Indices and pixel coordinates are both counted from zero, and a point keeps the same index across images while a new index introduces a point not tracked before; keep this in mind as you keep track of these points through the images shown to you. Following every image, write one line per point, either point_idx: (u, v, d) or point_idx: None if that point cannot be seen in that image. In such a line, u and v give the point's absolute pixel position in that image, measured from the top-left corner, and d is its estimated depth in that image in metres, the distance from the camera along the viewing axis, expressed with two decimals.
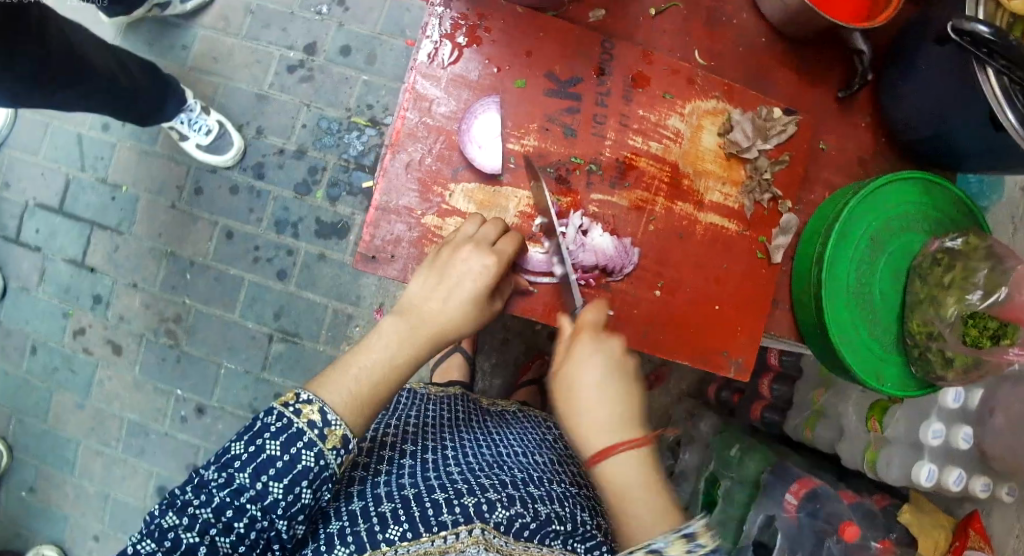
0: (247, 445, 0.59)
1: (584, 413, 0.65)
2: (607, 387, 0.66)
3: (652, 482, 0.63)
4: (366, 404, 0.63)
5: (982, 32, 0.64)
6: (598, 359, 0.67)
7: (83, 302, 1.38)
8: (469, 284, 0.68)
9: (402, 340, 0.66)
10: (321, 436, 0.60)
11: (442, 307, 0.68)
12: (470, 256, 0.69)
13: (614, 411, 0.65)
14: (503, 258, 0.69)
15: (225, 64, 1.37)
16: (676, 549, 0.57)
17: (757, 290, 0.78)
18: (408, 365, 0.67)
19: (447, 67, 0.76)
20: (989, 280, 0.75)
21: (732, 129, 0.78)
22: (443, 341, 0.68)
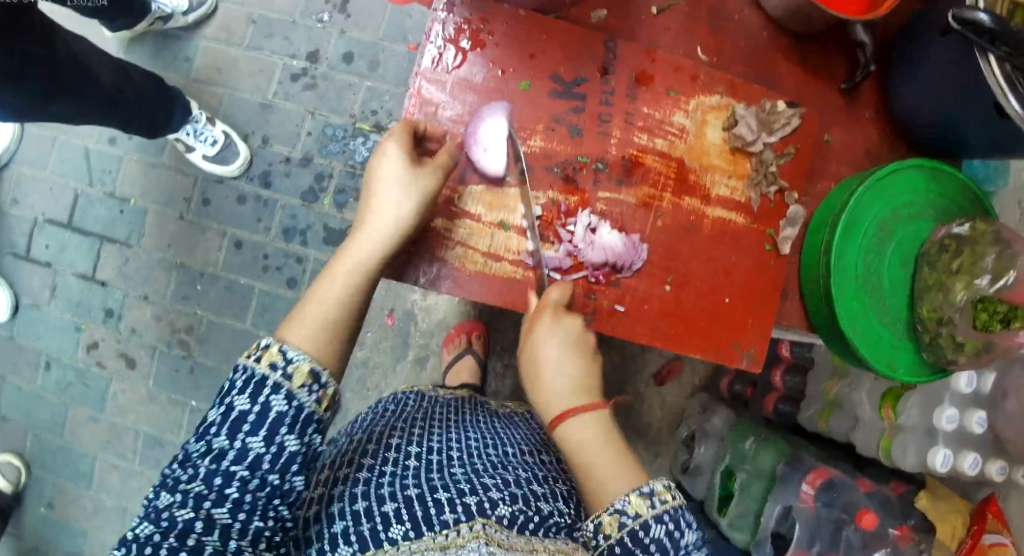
0: (218, 408, 0.58)
1: (544, 385, 0.72)
2: (568, 356, 0.72)
3: (609, 443, 0.71)
4: (327, 330, 0.63)
5: (981, 20, 0.66)
6: (558, 333, 0.72)
7: (95, 316, 1.39)
8: (393, 172, 0.69)
9: (354, 254, 0.68)
10: (288, 376, 0.59)
11: (378, 202, 0.68)
12: (380, 160, 0.69)
13: (570, 382, 0.72)
14: (404, 143, 0.70)
15: (229, 73, 1.38)
16: (637, 503, 0.67)
17: (766, 278, 0.79)
18: (367, 281, 0.68)
19: (453, 71, 0.77)
20: (998, 265, 0.74)
21: (737, 124, 0.78)
22: (387, 239, 0.68)
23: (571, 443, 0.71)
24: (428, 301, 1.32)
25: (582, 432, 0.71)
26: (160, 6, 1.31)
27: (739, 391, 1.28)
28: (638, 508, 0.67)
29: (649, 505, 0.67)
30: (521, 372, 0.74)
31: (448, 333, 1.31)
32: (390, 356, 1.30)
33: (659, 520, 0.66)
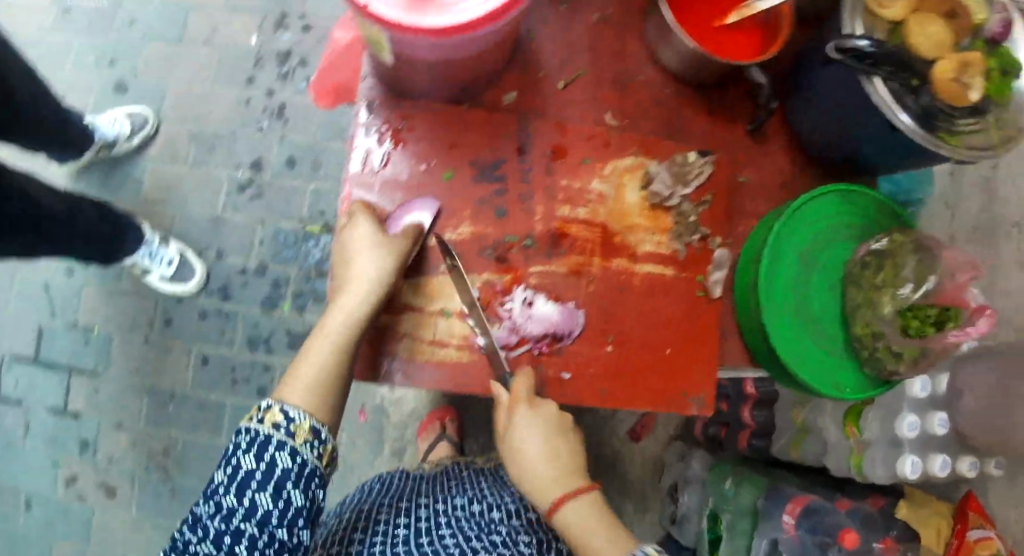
0: (226, 469, 0.68)
1: (531, 473, 0.78)
2: (549, 445, 0.77)
3: (601, 521, 0.74)
4: (322, 389, 0.71)
5: (863, 46, 0.75)
6: (535, 424, 0.76)
7: (71, 449, 1.40)
8: (367, 240, 0.74)
9: (339, 313, 0.72)
10: (290, 435, 0.68)
11: (356, 266, 0.73)
12: (349, 230, 0.76)
13: (554, 468, 0.78)
14: (366, 211, 0.77)
15: (178, 193, 1.43)
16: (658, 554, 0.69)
17: (703, 319, 0.83)
18: (353, 337, 0.72)
19: (378, 171, 0.80)
20: (918, 273, 0.80)
21: (652, 181, 0.82)
22: (365, 299, 0.72)
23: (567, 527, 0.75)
24: (398, 393, 1.36)
25: (573, 512, 0.75)
26: (102, 133, 1.35)
27: (714, 433, 1.30)
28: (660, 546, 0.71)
29: None
30: (507, 462, 0.80)
31: (421, 422, 1.34)
32: (366, 454, 1.34)
33: None
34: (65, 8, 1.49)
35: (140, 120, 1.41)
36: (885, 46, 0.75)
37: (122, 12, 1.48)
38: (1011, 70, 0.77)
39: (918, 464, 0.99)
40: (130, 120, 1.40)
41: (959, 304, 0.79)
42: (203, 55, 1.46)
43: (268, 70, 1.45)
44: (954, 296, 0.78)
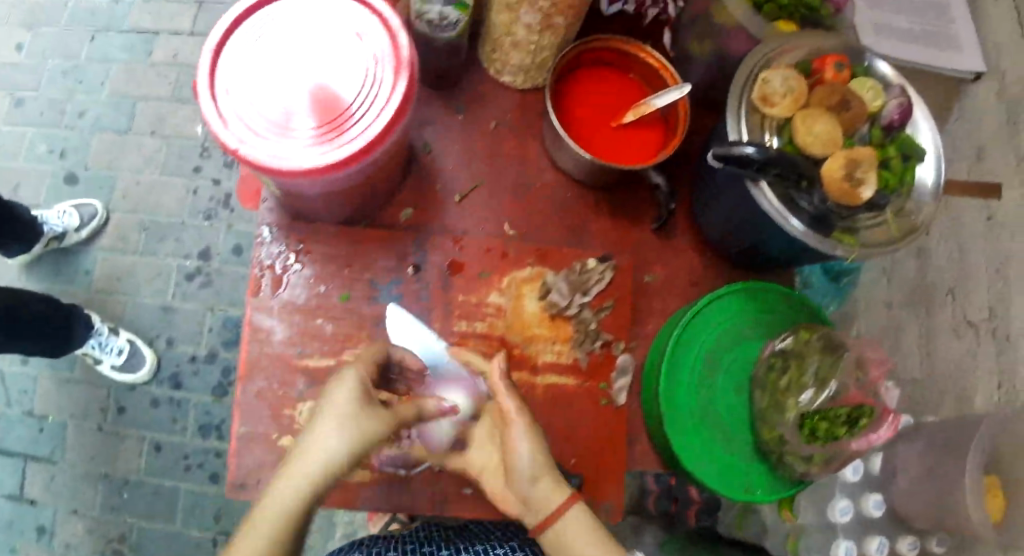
0: None
1: (522, 481, 0.72)
2: (539, 454, 0.73)
3: (595, 538, 0.70)
4: None
5: (749, 153, 0.71)
6: (527, 432, 0.74)
7: (28, 536, 1.39)
8: (343, 409, 0.68)
9: (293, 484, 0.66)
10: None
11: (320, 438, 0.67)
12: (333, 388, 0.70)
13: (545, 477, 0.72)
14: (366, 366, 0.72)
15: (129, 282, 1.45)
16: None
17: (609, 429, 0.83)
18: (305, 507, 0.66)
19: (274, 294, 0.81)
20: (819, 377, 0.78)
21: (550, 291, 0.83)
22: (332, 472, 0.67)
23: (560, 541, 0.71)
24: None
25: (569, 527, 0.70)
26: (51, 226, 1.37)
27: None
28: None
29: None
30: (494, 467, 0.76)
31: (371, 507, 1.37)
32: (317, 540, 1.36)
33: None
34: (17, 99, 1.52)
35: (88, 210, 1.44)
36: (770, 151, 0.71)
37: (73, 103, 1.52)
38: (914, 155, 0.80)
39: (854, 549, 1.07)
40: (79, 212, 1.42)
41: (869, 401, 0.76)
42: (152, 144, 1.51)
43: (214, 158, 1.50)
44: (860, 397, 0.76)
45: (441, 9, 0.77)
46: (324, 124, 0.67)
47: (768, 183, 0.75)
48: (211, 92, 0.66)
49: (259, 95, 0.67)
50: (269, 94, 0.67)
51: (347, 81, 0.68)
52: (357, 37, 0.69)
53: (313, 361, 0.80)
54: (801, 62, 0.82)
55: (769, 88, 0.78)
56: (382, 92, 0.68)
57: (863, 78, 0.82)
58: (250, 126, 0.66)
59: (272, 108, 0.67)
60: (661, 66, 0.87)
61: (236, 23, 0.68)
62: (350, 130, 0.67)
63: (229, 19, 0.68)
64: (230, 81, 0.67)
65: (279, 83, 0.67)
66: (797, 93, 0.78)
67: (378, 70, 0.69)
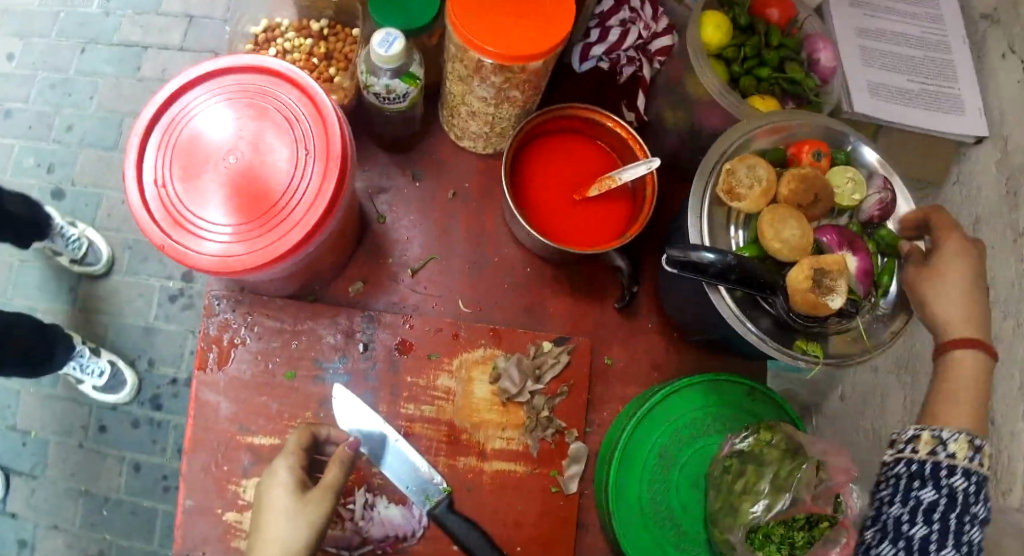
0: None
1: (969, 302, 0.72)
2: (970, 283, 0.72)
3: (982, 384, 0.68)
4: None
5: (706, 258, 0.71)
6: (962, 261, 0.73)
7: (9, 549, 1.40)
8: (281, 498, 0.70)
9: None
10: None
11: (270, 531, 0.68)
12: (274, 475, 0.72)
13: (968, 307, 0.72)
14: (299, 449, 0.73)
15: (111, 302, 1.45)
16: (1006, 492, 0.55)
17: (559, 516, 0.81)
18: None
19: (221, 368, 0.80)
20: (773, 488, 0.74)
21: (501, 377, 0.81)
22: None
23: (951, 367, 0.70)
24: None
25: (965, 362, 0.69)
26: (56, 241, 1.34)
27: None
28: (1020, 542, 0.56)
29: (971, 454, 0.63)
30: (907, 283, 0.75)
31: None
32: None
33: None
34: (5, 111, 1.52)
35: (92, 259, 1.42)
36: (727, 256, 0.71)
37: (60, 118, 1.52)
38: (892, 253, 0.79)
39: None
40: (87, 249, 1.41)
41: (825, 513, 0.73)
42: None
43: None
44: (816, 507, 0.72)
45: (388, 82, 0.76)
46: (249, 220, 0.69)
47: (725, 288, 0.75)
48: (139, 183, 0.69)
49: (187, 190, 0.69)
50: (196, 188, 0.69)
51: (275, 177, 0.70)
52: (286, 131, 0.71)
53: (258, 439, 0.80)
54: (774, 149, 0.82)
55: (735, 179, 0.79)
56: (309, 184, 0.70)
57: (843, 168, 0.80)
58: (175, 219, 0.68)
59: (199, 202, 0.69)
60: (631, 139, 0.86)
61: (166, 116, 0.71)
62: (274, 225, 0.69)
63: (156, 109, 0.71)
64: (157, 172, 0.70)
65: (209, 179, 0.69)
66: (766, 185, 0.78)
67: (306, 162, 0.70)
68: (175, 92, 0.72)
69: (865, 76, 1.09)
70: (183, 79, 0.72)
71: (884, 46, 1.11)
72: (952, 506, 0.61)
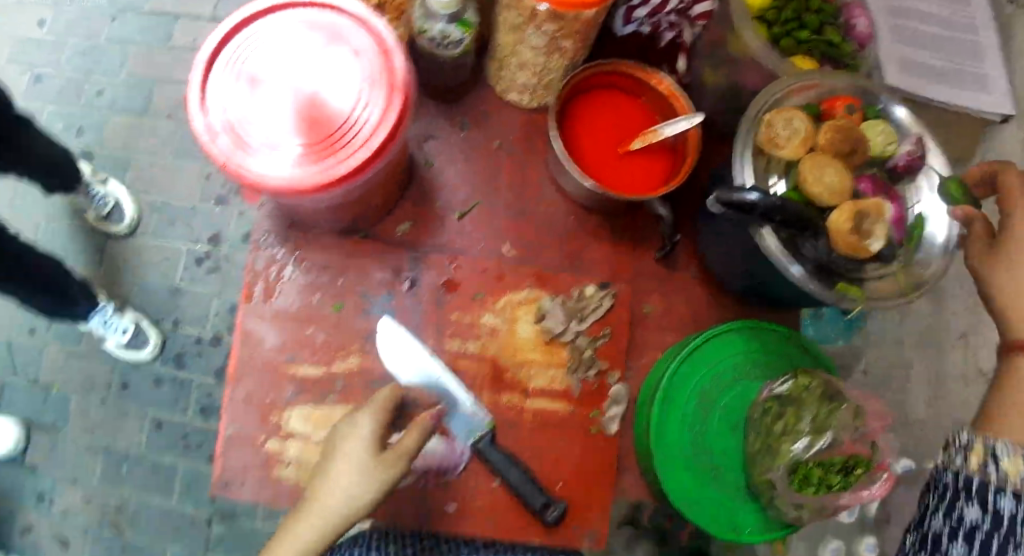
0: None
1: None
2: None
3: None
4: None
5: (751, 198, 0.73)
6: None
7: (26, 503, 1.41)
8: (359, 450, 0.67)
9: (297, 538, 0.63)
10: None
11: (329, 486, 0.65)
12: (356, 425, 0.69)
13: None
14: (385, 406, 0.70)
15: (135, 265, 1.43)
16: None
17: (597, 455, 0.82)
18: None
19: (268, 301, 0.81)
20: (814, 427, 0.75)
21: (545, 316, 0.82)
22: (340, 526, 0.64)
23: None
24: None
25: None
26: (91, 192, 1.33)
27: None
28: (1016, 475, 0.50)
29: None
30: None
31: None
32: None
33: None
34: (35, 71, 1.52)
35: (116, 217, 1.40)
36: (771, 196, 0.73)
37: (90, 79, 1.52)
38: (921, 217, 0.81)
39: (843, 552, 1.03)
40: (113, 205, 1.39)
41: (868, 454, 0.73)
42: (167, 128, 1.48)
43: None
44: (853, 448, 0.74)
45: (444, 28, 0.78)
46: (314, 145, 0.71)
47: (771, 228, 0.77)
48: (203, 109, 0.71)
49: (250, 115, 0.71)
50: (259, 114, 0.71)
51: (337, 106, 0.72)
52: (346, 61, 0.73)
53: (303, 369, 0.81)
54: (809, 105, 0.85)
55: (774, 130, 0.81)
56: (371, 112, 0.72)
57: (876, 121, 0.84)
58: (241, 143, 0.70)
59: (262, 127, 0.71)
60: (672, 94, 0.88)
61: (227, 46, 0.73)
62: (337, 150, 0.71)
63: (218, 39, 0.72)
64: (221, 102, 0.71)
65: (271, 108, 0.71)
66: (804, 135, 0.81)
67: (367, 92, 0.72)
68: (236, 25, 0.73)
69: (898, 53, 1.11)
70: (244, 11, 0.73)
71: (920, 24, 1.13)
72: None
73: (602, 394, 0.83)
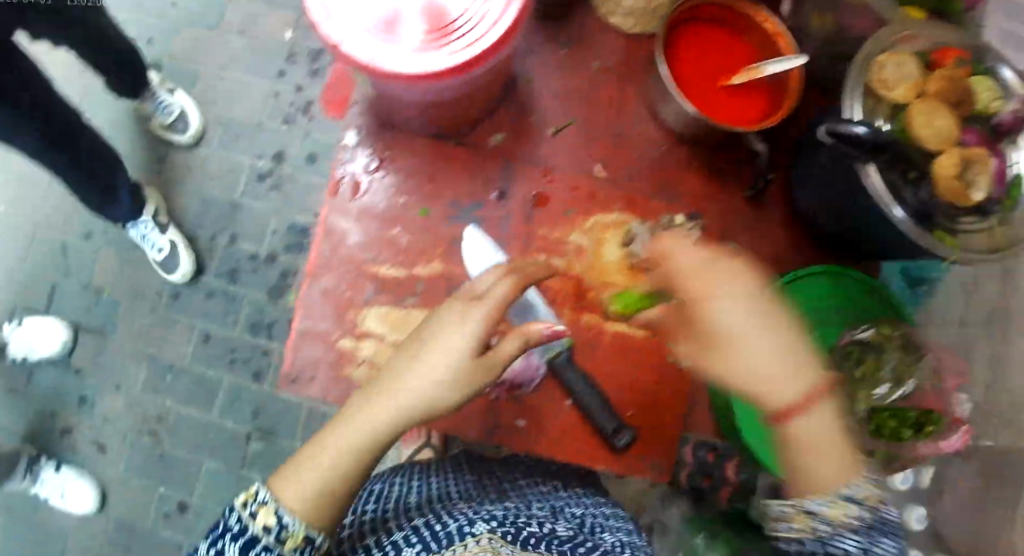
0: (210, 547, 0.55)
1: None
2: None
3: None
4: (326, 501, 0.56)
5: (859, 132, 0.71)
6: None
7: (70, 404, 1.46)
8: (461, 348, 0.61)
9: (375, 421, 0.60)
10: (280, 539, 0.55)
11: (425, 374, 0.61)
12: (465, 314, 0.63)
13: None
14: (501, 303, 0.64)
15: (199, 171, 1.47)
16: (835, 515, 0.61)
17: (670, 387, 0.81)
18: (377, 452, 0.61)
19: (353, 199, 0.80)
20: (895, 374, 0.79)
21: (633, 241, 0.81)
22: (424, 417, 0.62)
23: None
24: None
25: None
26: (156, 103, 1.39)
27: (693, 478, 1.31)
28: (834, 517, 0.62)
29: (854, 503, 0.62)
30: None
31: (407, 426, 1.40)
32: None
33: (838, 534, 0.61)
34: None
35: (181, 126, 1.44)
36: (879, 133, 0.71)
37: None
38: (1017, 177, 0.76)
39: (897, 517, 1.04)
40: (178, 117, 1.43)
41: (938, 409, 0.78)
42: (239, 44, 1.49)
43: (300, 65, 1.46)
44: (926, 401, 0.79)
45: None
46: (431, 30, 0.65)
47: (876, 168, 0.75)
48: None
49: None
50: None
51: None
52: None
53: (384, 270, 0.79)
54: (920, 54, 0.81)
55: (884, 74, 0.78)
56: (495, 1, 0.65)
57: (985, 77, 0.78)
58: (353, 21, 0.64)
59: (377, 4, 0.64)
60: (778, 34, 0.84)
61: None
62: (454, 38, 0.65)
63: None
64: None
65: None
66: (914, 81, 0.78)
67: None
68: None
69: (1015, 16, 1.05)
70: None
71: None
72: None
73: None
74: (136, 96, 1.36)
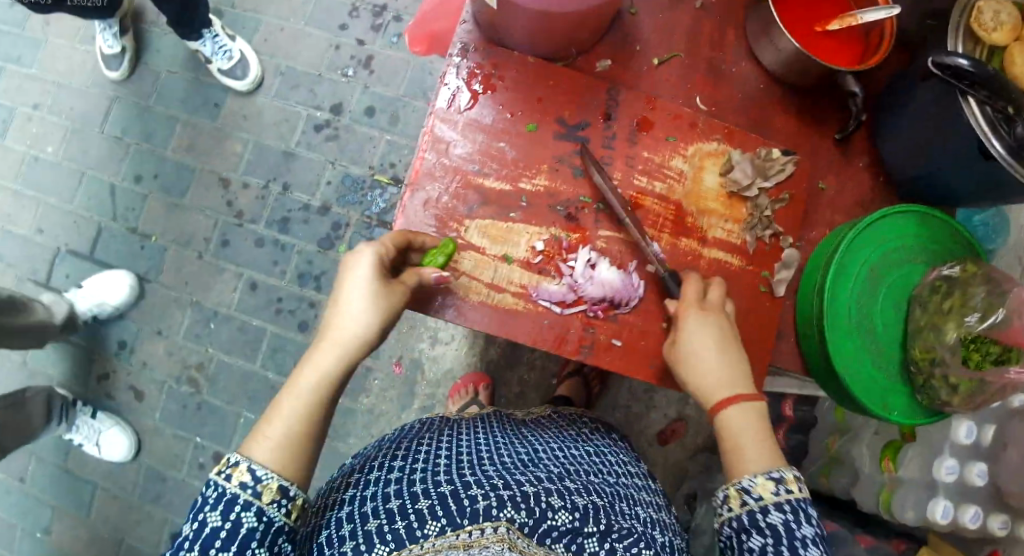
0: (193, 523, 0.63)
1: None
2: None
3: None
4: (295, 454, 0.66)
5: (962, 65, 0.68)
6: None
7: (108, 348, 1.44)
8: (361, 288, 0.70)
9: (317, 368, 0.69)
10: (257, 493, 0.63)
11: (339, 318, 0.70)
12: (358, 260, 0.71)
13: None
14: (388, 245, 0.72)
15: (255, 121, 1.48)
16: (761, 493, 0.70)
17: (764, 315, 0.82)
18: (328, 393, 0.69)
19: (462, 111, 0.80)
20: (986, 303, 0.76)
21: (733, 169, 0.83)
22: (354, 348, 0.70)
23: None
24: (437, 352, 1.43)
25: None
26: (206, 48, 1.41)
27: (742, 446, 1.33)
28: (763, 493, 0.70)
29: (775, 490, 0.70)
30: None
31: (454, 383, 1.40)
32: (397, 404, 1.42)
33: (778, 508, 0.69)
34: None
35: (239, 73, 1.44)
36: (986, 67, 0.67)
37: None
38: None
39: (956, 469, 0.97)
40: (234, 63, 1.43)
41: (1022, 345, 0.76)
42: None
43: (362, 20, 1.48)
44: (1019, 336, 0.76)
45: None
46: None
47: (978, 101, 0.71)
48: None
49: None
50: None
51: None
52: None
53: (489, 182, 0.80)
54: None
55: (983, 18, 0.77)
56: None
57: None
58: None
59: None
60: None
61: None
62: None
63: None
64: None
65: None
66: (1015, 22, 0.77)
67: None
68: None
69: None
70: None
71: None
72: (778, 541, 0.68)
73: (773, 257, 0.83)
74: (193, 39, 1.39)
